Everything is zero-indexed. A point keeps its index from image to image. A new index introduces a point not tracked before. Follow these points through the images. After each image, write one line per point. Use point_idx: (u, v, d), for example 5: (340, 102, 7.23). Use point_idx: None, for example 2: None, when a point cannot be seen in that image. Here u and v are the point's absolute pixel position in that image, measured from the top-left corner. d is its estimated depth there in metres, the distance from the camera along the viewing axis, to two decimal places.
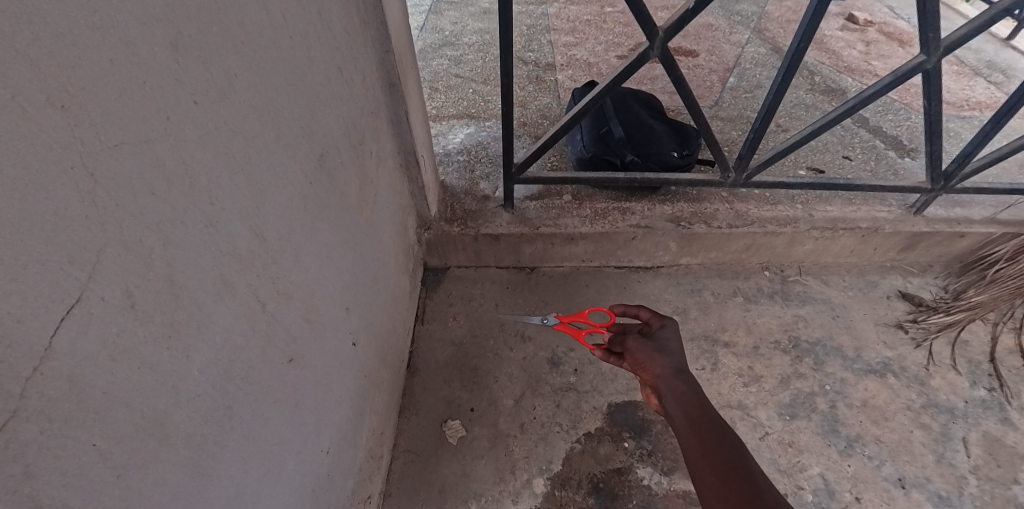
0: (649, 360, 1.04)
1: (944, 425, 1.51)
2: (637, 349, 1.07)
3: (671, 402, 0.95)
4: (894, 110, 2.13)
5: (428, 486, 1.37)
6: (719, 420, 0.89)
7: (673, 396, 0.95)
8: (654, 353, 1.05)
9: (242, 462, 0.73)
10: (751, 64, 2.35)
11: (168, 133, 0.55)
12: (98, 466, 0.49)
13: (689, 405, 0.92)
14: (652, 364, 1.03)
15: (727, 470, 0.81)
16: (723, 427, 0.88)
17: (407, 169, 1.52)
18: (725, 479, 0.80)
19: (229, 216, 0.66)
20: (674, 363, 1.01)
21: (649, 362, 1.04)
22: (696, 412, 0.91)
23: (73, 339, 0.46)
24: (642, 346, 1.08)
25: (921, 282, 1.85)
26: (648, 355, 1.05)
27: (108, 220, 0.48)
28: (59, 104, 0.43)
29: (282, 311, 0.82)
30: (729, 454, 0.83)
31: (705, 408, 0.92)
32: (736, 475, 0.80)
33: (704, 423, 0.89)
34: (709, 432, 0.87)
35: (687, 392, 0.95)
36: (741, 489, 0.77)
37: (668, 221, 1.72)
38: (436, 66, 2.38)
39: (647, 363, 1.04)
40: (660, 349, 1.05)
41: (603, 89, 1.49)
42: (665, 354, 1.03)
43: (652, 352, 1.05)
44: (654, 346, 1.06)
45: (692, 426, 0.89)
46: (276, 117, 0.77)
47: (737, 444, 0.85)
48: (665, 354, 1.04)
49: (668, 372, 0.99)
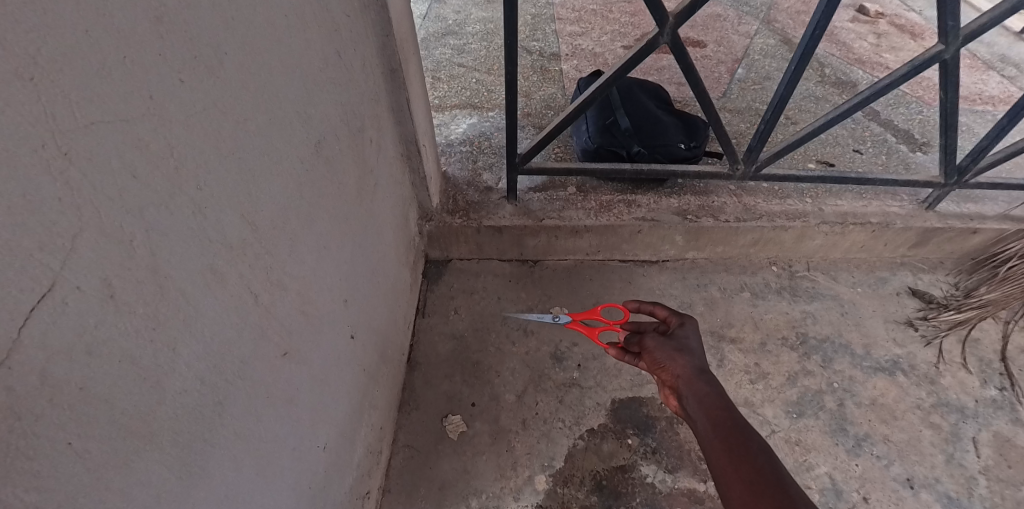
0: (669, 360, 1.02)
1: (954, 424, 1.48)
2: (656, 348, 1.05)
3: (693, 404, 0.93)
4: (906, 104, 2.08)
5: (427, 482, 1.35)
6: (746, 424, 0.87)
7: (696, 398, 0.93)
8: (674, 353, 1.02)
9: (233, 459, 0.71)
10: (760, 56, 2.30)
11: (151, 112, 0.52)
12: (75, 466, 0.46)
13: (713, 408, 0.90)
14: (673, 364, 1.00)
15: (757, 478, 0.78)
16: (749, 432, 0.86)
17: (409, 159, 1.48)
18: (756, 487, 0.77)
19: (218, 203, 0.63)
20: (695, 364, 0.99)
21: (669, 362, 1.01)
22: (721, 415, 0.89)
23: (44, 332, 0.42)
24: (662, 346, 1.06)
25: (931, 279, 1.81)
26: (668, 355, 1.02)
27: (83, 204, 0.45)
28: (27, 76, 0.39)
29: (277, 304, 0.79)
30: (758, 460, 0.80)
31: (730, 411, 0.89)
32: (766, 483, 0.77)
33: (729, 428, 0.86)
34: (735, 437, 0.85)
35: (710, 394, 0.92)
36: (775, 497, 0.74)
37: (675, 214, 1.69)
38: (439, 55, 2.33)
39: (667, 363, 1.02)
40: (681, 349, 1.03)
41: (610, 78, 1.44)
42: (687, 354, 1.01)
43: (672, 352, 1.03)
44: (674, 345, 1.04)
45: (717, 431, 0.86)
46: (269, 99, 0.73)
47: (765, 449, 0.82)
48: (686, 353, 1.02)
49: (690, 373, 0.97)
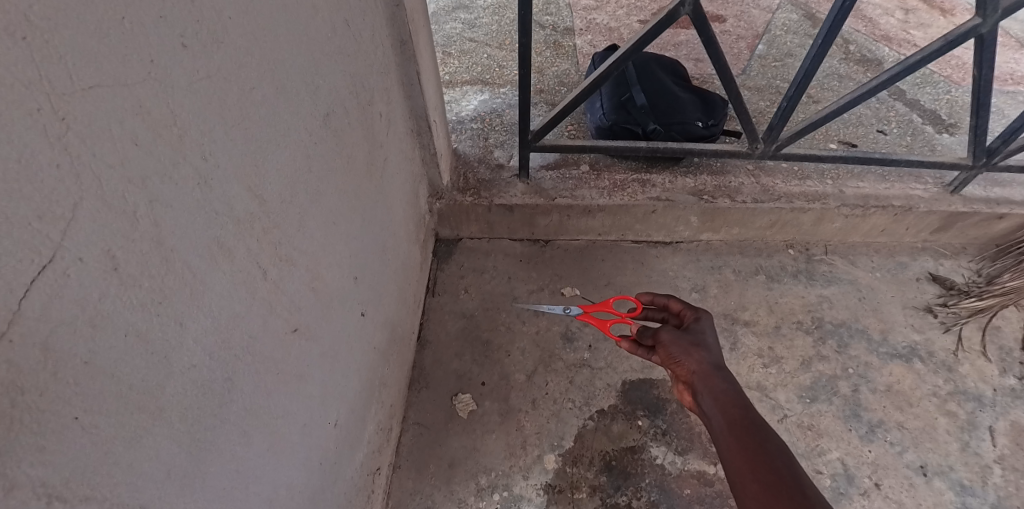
0: (685, 355, 0.99)
1: (971, 413, 1.45)
2: (671, 342, 1.02)
3: (709, 402, 0.91)
4: (933, 83, 2.00)
5: (438, 460, 1.35)
6: (763, 423, 0.85)
7: (712, 395, 0.91)
8: (690, 347, 1.00)
9: (243, 435, 0.70)
10: (782, 31, 2.22)
11: (153, 77, 0.50)
12: (83, 441, 0.46)
13: (729, 406, 0.88)
14: (688, 360, 0.98)
15: (775, 478, 0.76)
16: (765, 431, 0.84)
17: (419, 135, 1.46)
18: (773, 488, 0.75)
19: (224, 175, 0.61)
20: (712, 359, 0.97)
21: (684, 357, 0.99)
22: (737, 413, 0.87)
23: (45, 305, 0.41)
24: (678, 339, 1.03)
25: (953, 265, 1.77)
26: (684, 350, 1.00)
27: (82, 172, 0.43)
28: (20, 36, 0.37)
29: (286, 279, 0.78)
30: (774, 460, 0.79)
31: (747, 410, 0.87)
32: (784, 484, 0.75)
33: (747, 427, 0.85)
34: (751, 436, 0.83)
35: (727, 391, 0.90)
36: (792, 499, 0.72)
37: (690, 194, 1.65)
38: (449, 30, 2.28)
39: (682, 358, 0.99)
40: (697, 343, 1.01)
41: (628, 51, 1.39)
42: (703, 349, 0.99)
43: (688, 346, 1.00)
44: (690, 340, 1.01)
45: (734, 430, 0.85)
46: (275, 67, 0.71)
47: (782, 450, 0.81)
48: (702, 348, 1.00)
49: (706, 369, 0.95)
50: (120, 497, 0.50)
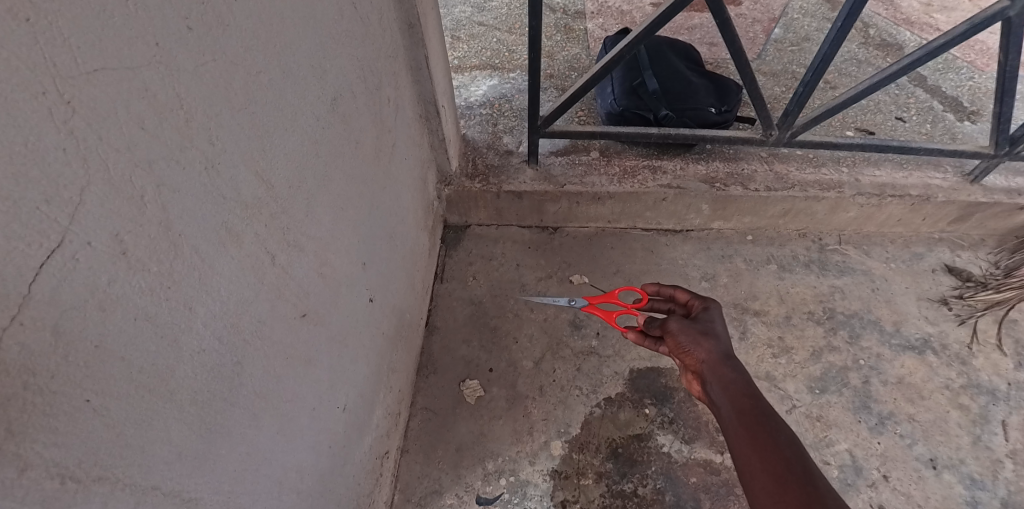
0: (694, 345, 0.98)
1: (983, 407, 1.44)
2: (680, 331, 1.01)
3: (718, 391, 0.90)
4: (956, 69, 1.94)
5: (445, 444, 1.37)
6: (773, 413, 0.84)
7: (721, 385, 0.90)
8: (699, 336, 0.98)
9: (253, 417, 0.71)
10: (799, 15, 2.16)
11: (158, 60, 0.49)
12: (94, 423, 0.46)
13: (739, 396, 0.87)
14: (697, 349, 0.97)
15: (783, 468, 0.76)
16: (775, 421, 0.83)
17: (427, 120, 1.45)
18: (782, 478, 0.75)
19: (232, 159, 0.61)
20: (721, 349, 0.96)
21: (693, 347, 0.98)
22: (746, 403, 0.86)
23: (56, 288, 0.41)
24: (686, 328, 1.01)
25: (970, 256, 1.73)
26: (692, 339, 0.99)
27: (89, 154, 0.43)
28: (22, 17, 0.36)
29: (294, 265, 0.78)
30: (784, 450, 0.78)
31: (756, 400, 0.87)
32: (793, 475, 0.75)
33: (756, 417, 0.84)
34: (760, 426, 0.82)
35: (736, 381, 0.89)
36: (800, 490, 0.72)
37: (702, 182, 1.62)
38: (458, 14, 2.25)
39: (691, 348, 0.98)
40: (706, 332, 0.99)
41: (642, 35, 1.35)
42: (712, 338, 0.98)
43: (698, 335, 0.99)
44: (699, 329, 1.00)
45: (742, 419, 0.84)
46: (281, 50, 0.70)
47: (792, 440, 0.80)
48: (711, 337, 0.98)
49: (715, 359, 0.94)
50: (131, 478, 0.51)
